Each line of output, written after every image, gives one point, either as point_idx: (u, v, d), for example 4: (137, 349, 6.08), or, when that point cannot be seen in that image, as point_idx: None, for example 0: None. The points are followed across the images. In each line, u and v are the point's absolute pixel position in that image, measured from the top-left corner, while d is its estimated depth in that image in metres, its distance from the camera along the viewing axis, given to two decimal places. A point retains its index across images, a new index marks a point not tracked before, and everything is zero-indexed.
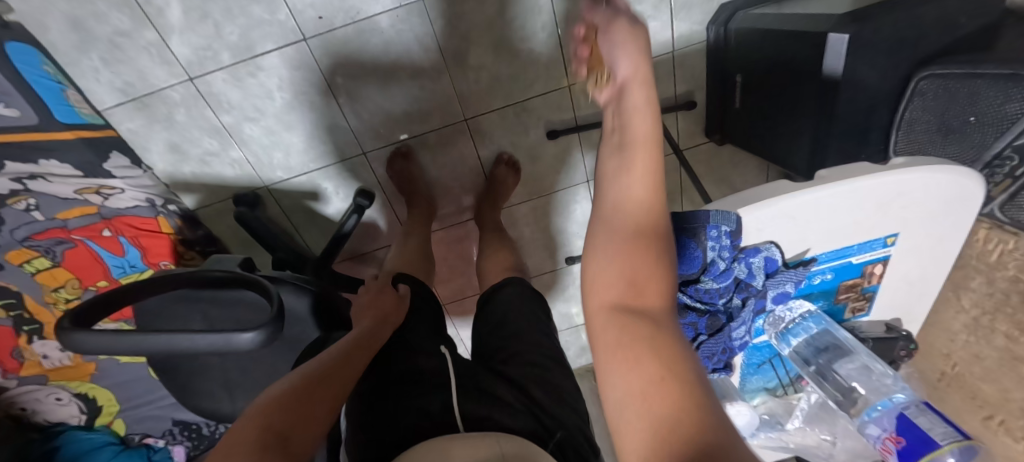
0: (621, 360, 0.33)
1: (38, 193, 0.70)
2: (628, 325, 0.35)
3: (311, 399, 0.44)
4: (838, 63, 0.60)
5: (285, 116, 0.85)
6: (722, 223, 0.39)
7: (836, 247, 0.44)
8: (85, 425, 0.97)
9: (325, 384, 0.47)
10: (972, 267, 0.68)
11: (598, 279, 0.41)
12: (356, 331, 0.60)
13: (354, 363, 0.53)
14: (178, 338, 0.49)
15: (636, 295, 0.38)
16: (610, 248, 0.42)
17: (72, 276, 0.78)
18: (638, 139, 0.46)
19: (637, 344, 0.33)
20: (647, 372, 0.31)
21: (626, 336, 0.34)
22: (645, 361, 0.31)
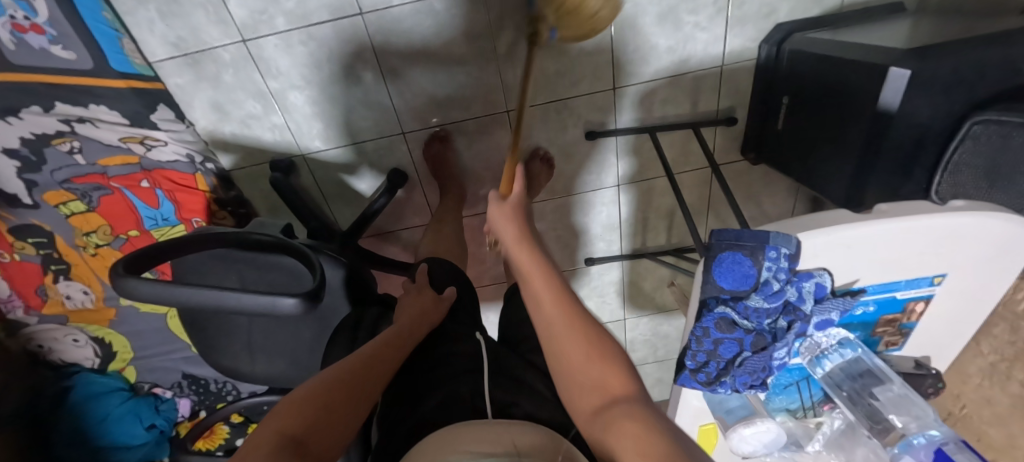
0: (618, 441, 0.37)
1: (82, 136, 0.78)
2: (612, 412, 0.40)
3: (336, 400, 0.44)
4: (894, 98, 0.61)
5: (331, 88, 0.85)
6: (782, 245, 0.40)
7: (884, 281, 0.45)
8: (96, 369, 1.11)
9: (350, 388, 0.46)
10: (997, 315, 0.70)
11: (564, 378, 0.46)
12: (394, 325, 0.59)
13: (386, 360, 0.52)
14: (232, 296, 0.51)
15: (608, 389, 0.43)
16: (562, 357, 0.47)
17: (105, 222, 0.89)
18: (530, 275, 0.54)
19: (624, 421, 0.38)
20: (642, 446, 0.35)
21: (608, 421, 0.39)
22: (641, 437, 0.36)
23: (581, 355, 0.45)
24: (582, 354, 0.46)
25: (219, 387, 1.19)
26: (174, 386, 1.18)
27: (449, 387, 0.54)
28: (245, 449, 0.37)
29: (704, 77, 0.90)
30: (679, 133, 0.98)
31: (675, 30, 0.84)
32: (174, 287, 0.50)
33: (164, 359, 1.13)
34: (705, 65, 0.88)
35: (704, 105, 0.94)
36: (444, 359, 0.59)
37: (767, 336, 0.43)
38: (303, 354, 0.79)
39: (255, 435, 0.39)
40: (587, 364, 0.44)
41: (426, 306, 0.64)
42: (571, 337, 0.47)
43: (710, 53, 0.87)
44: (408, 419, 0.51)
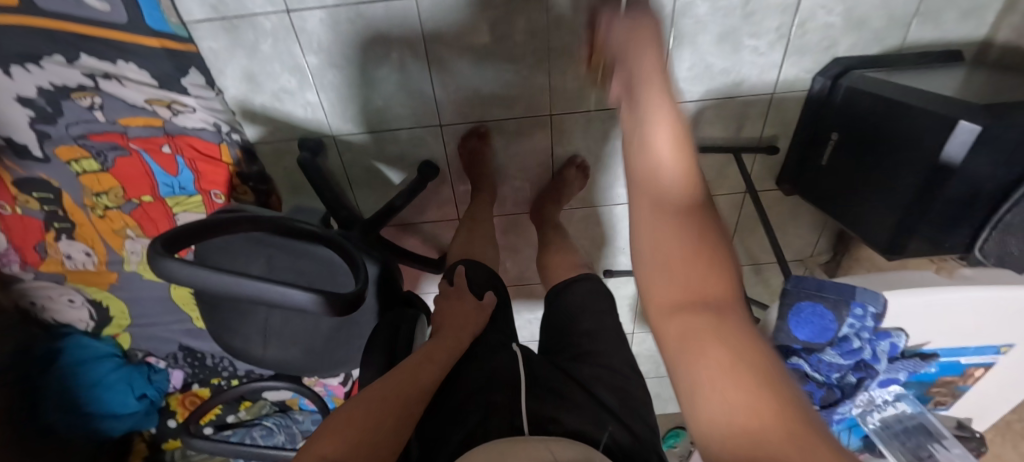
0: (695, 353, 0.37)
1: (105, 93, 0.74)
2: (696, 320, 0.39)
3: (376, 420, 0.43)
4: (958, 152, 0.60)
5: (372, 72, 0.80)
6: (870, 302, 0.40)
7: (953, 345, 0.44)
8: (90, 332, 1.08)
9: (393, 408, 0.46)
10: None
11: (653, 287, 0.46)
12: (431, 340, 0.60)
13: (423, 377, 0.52)
14: (273, 289, 0.44)
15: (704, 291, 0.41)
16: (672, 326, 0.41)
17: (118, 184, 0.85)
18: (660, 157, 0.49)
19: (717, 340, 0.36)
20: (724, 373, 0.34)
21: (708, 389, 0.34)
22: (723, 357, 0.35)
23: (696, 326, 0.39)
24: (699, 325, 0.39)
25: (215, 362, 1.16)
26: (168, 356, 1.14)
27: (486, 399, 0.52)
28: None
29: (753, 103, 0.89)
30: (719, 155, 0.97)
31: (733, 52, 0.82)
32: (209, 273, 0.43)
33: (163, 328, 1.10)
34: (756, 91, 0.87)
35: (748, 131, 0.94)
36: (480, 372, 0.57)
37: (838, 391, 0.43)
38: (319, 344, 0.76)
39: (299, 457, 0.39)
40: (699, 336, 0.38)
41: (469, 316, 0.65)
42: (694, 311, 0.40)
43: (764, 80, 0.86)
44: (453, 437, 0.48)
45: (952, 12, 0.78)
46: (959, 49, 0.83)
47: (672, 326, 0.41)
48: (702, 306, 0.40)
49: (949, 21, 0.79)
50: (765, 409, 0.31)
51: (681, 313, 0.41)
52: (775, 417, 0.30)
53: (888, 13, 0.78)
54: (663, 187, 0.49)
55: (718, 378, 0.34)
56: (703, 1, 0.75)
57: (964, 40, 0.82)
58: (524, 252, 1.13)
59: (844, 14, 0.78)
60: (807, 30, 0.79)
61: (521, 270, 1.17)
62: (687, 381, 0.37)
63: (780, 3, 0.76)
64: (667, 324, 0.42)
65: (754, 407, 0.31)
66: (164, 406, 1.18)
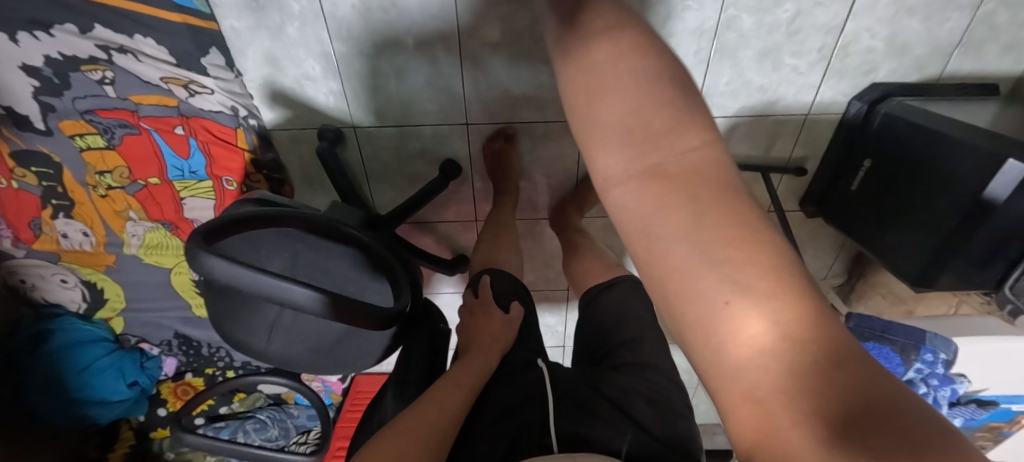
0: (714, 280, 0.24)
1: (118, 67, 0.70)
2: (694, 215, 0.25)
3: (407, 452, 0.41)
4: (1004, 190, 0.59)
5: (401, 63, 0.76)
6: (941, 350, 0.48)
7: (1008, 393, 0.53)
8: (81, 314, 1.04)
9: (425, 433, 0.44)
10: None
11: (607, 149, 0.29)
12: (458, 364, 0.58)
13: (453, 404, 0.50)
14: (305, 295, 0.42)
15: (692, 172, 0.27)
16: (647, 214, 0.27)
17: (123, 164, 0.81)
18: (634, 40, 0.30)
19: (742, 257, 0.24)
20: (758, 312, 0.23)
21: (715, 341, 0.24)
22: (764, 296, 0.23)
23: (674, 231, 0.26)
24: (685, 234, 0.25)
25: (211, 352, 1.12)
26: (163, 343, 1.10)
27: (517, 418, 0.49)
28: None
29: (786, 123, 0.88)
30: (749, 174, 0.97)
31: (772, 69, 0.80)
32: (241, 271, 0.40)
33: (160, 315, 1.06)
34: (790, 111, 0.86)
35: (777, 151, 0.93)
36: (509, 389, 0.55)
37: None
38: (329, 346, 0.70)
39: None
40: (687, 255, 0.25)
41: (494, 328, 0.63)
42: (668, 196, 0.26)
43: (800, 101, 0.85)
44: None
45: (994, 45, 0.77)
46: (996, 82, 0.82)
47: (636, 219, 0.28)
48: (691, 184, 0.26)
49: (990, 54, 0.79)
50: (784, 369, 0.22)
51: (648, 187, 0.27)
52: (812, 393, 0.21)
53: (931, 42, 0.77)
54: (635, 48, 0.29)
55: (733, 324, 0.24)
56: (749, 16, 0.73)
57: (1002, 75, 0.82)
58: (539, 258, 1.11)
59: (888, 39, 0.77)
60: (849, 52, 0.78)
61: (535, 276, 1.15)
62: (693, 332, 0.25)
63: (826, 24, 0.74)
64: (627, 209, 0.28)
65: (777, 372, 0.22)
66: (155, 394, 1.14)
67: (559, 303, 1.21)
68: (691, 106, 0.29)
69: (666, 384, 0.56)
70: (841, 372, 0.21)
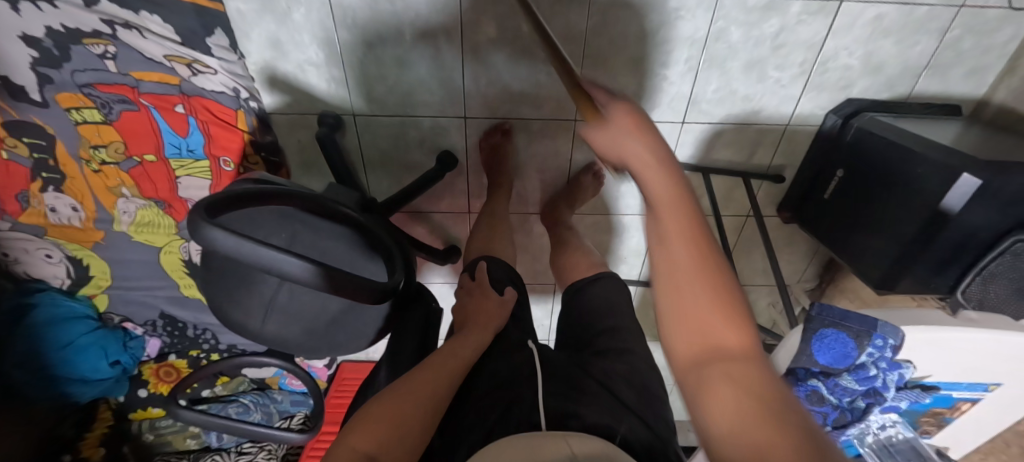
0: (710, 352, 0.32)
1: (121, 42, 0.70)
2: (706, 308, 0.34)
3: (403, 413, 0.46)
4: (959, 202, 0.64)
5: (404, 55, 0.78)
6: (891, 335, 0.43)
7: (951, 380, 0.48)
8: (65, 291, 1.03)
9: (423, 398, 0.49)
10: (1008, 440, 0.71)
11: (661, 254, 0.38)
12: (451, 340, 0.62)
13: (447, 373, 0.54)
14: (305, 269, 0.44)
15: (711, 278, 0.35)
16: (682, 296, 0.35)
17: (120, 139, 0.82)
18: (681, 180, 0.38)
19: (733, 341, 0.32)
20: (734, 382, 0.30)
21: (708, 382, 0.31)
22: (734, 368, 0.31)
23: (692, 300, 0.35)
24: (695, 319, 0.34)
25: (197, 334, 1.12)
26: (148, 323, 1.10)
27: (506, 394, 0.52)
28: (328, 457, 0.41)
29: (767, 132, 0.93)
30: (730, 178, 1.02)
31: (757, 80, 0.85)
32: (245, 243, 0.42)
33: (146, 293, 1.06)
34: (772, 121, 0.91)
35: (758, 158, 0.98)
36: (500, 369, 0.57)
37: (849, 415, 0.47)
38: (323, 326, 0.71)
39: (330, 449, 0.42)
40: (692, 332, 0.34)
41: (488, 308, 0.67)
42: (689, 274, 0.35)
43: (780, 112, 0.90)
44: (473, 435, 0.48)
45: (959, 68, 0.83)
46: (959, 103, 0.89)
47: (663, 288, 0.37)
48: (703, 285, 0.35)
49: (955, 76, 0.85)
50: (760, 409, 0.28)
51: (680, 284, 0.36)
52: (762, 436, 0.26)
53: (902, 62, 0.83)
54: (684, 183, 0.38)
55: (723, 373, 0.31)
56: (737, 28, 0.77)
57: (965, 96, 0.88)
58: (528, 252, 1.14)
59: (864, 58, 0.82)
60: (827, 69, 0.83)
61: (524, 270, 1.18)
62: (695, 375, 0.33)
63: (807, 40, 0.79)
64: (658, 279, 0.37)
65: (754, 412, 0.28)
66: (137, 374, 1.13)
67: (546, 297, 1.25)
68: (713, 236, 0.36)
69: (647, 369, 0.60)
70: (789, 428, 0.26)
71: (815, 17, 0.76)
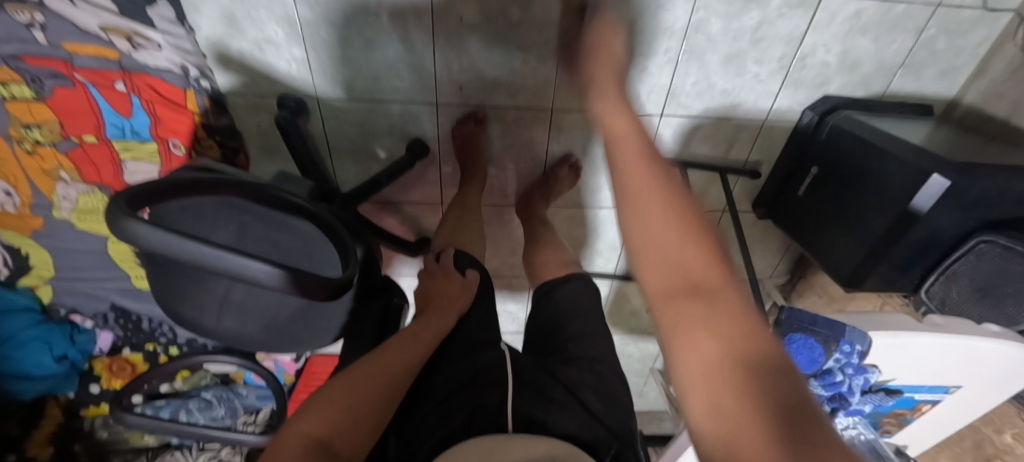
0: (687, 306, 0.32)
1: (49, 10, 0.63)
2: (684, 280, 0.34)
3: (357, 403, 0.43)
4: (926, 203, 0.65)
5: (371, 35, 0.73)
6: (857, 342, 0.41)
7: (915, 382, 0.48)
8: (5, 282, 0.96)
9: (384, 384, 0.46)
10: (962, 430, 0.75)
11: (630, 233, 0.38)
12: (414, 321, 0.60)
13: (410, 357, 0.52)
14: (243, 264, 0.40)
15: (691, 236, 0.36)
16: (667, 244, 0.36)
17: (54, 119, 0.75)
18: (637, 163, 0.42)
19: (705, 300, 0.32)
20: (715, 336, 0.29)
21: (682, 330, 0.31)
22: (711, 324, 0.30)
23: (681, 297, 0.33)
24: (665, 270, 0.35)
25: (153, 327, 1.06)
26: (97, 316, 1.03)
27: (469, 395, 0.50)
28: (271, 454, 0.37)
29: (744, 128, 0.93)
30: (707, 173, 1.01)
31: (736, 74, 0.83)
32: (172, 240, 0.37)
33: (94, 285, 0.99)
34: (750, 116, 0.90)
35: (735, 153, 0.97)
36: (462, 368, 0.56)
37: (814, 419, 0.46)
38: (281, 323, 0.67)
39: (276, 442, 0.38)
40: (665, 282, 0.35)
41: (452, 295, 0.65)
42: (656, 216, 0.37)
43: (758, 107, 0.89)
44: (428, 441, 0.46)
45: (933, 68, 0.84)
46: (931, 103, 0.90)
47: (632, 235, 0.38)
48: (691, 252, 0.35)
49: (928, 77, 0.85)
50: (738, 374, 0.27)
51: (667, 255, 0.35)
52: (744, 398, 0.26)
53: (879, 61, 0.82)
54: (648, 171, 0.41)
55: (699, 317, 0.31)
56: (718, 20, 0.75)
57: (936, 96, 0.89)
58: (503, 245, 1.11)
59: (841, 55, 0.81)
60: (806, 64, 0.82)
61: (498, 263, 1.15)
62: (666, 318, 0.33)
63: (787, 35, 0.78)
64: (643, 268, 0.37)
65: (732, 370, 0.27)
66: (87, 369, 1.07)
67: (522, 290, 1.23)
68: (676, 201, 0.38)
69: (613, 378, 0.59)
70: (773, 393, 0.25)
71: (796, 11, 0.75)
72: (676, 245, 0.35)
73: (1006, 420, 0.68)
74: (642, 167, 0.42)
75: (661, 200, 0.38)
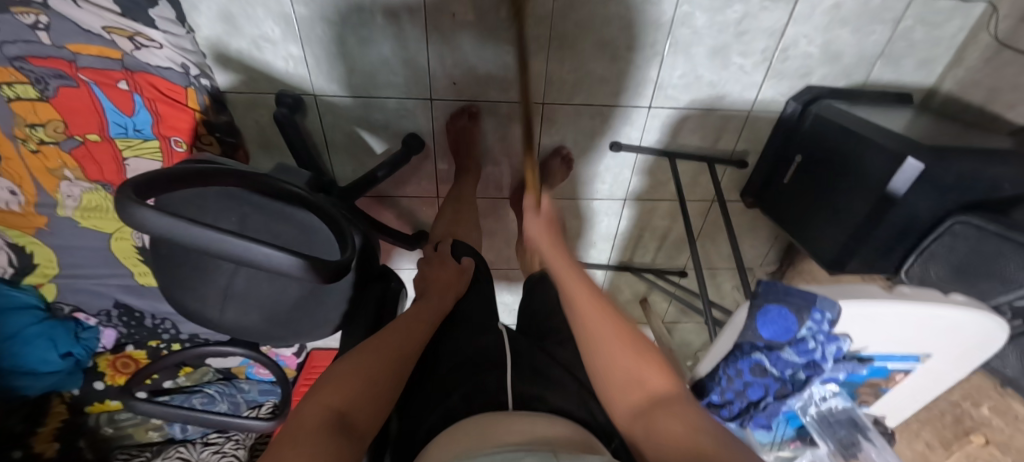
0: (659, 413, 0.42)
1: (53, 12, 0.65)
2: (646, 399, 0.44)
3: (370, 379, 0.45)
4: (903, 187, 0.68)
5: (366, 32, 0.76)
6: (827, 309, 0.44)
7: (886, 351, 0.50)
8: (10, 281, 0.98)
9: (390, 359, 0.48)
10: (941, 405, 0.78)
11: (598, 370, 0.50)
12: (417, 303, 0.62)
13: (415, 339, 0.54)
14: (246, 248, 0.42)
15: (642, 361, 0.48)
16: (628, 370, 0.47)
17: (58, 118, 0.77)
18: (590, 301, 0.56)
19: (665, 407, 0.42)
20: (680, 431, 0.38)
21: (659, 433, 0.39)
22: (676, 423, 0.39)
23: (649, 411, 0.42)
24: (634, 390, 0.45)
25: (155, 324, 1.08)
26: (101, 314, 1.05)
27: (470, 375, 0.52)
28: (295, 421, 0.39)
29: (731, 118, 0.95)
30: (696, 163, 1.04)
31: (721, 66, 0.86)
32: (178, 224, 0.40)
33: (98, 282, 1.01)
34: (735, 107, 0.93)
35: (723, 143, 1.00)
36: (461, 349, 0.58)
37: (790, 386, 0.49)
38: (284, 312, 0.68)
39: (297, 412, 0.40)
40: (634, 401, 0.44)
41: (450, 280, 0.67)
42: (616, 347, 0.50)
43: (743, 97, 0.91)
44: (432, 415, 0.48)
45: (911, 58, 0.87)
46: (911, 91, 0.92)
47: (602, 367, 0.50)
48: (643, 376, 0.46)
49: (907, 66, 0.88)
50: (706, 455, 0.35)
51: (631, 381, 0.47)
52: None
53: (859, 51, 0.85)
54: (599, 312, 0.54)
55: (668, 421, 0.40)
56: (703, 14, 0.78)
57: (916, 85, 0.92)
58: (499, 237, 1.14)
59: (822, 46, 0.84)
60: (788, 55, 0.85)
61: (494, 255, 1.18)
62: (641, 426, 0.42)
63: (769, 27, 0.80)
64: (613, 393, 0.47)
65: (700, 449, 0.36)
66: (91, 366, 1.08)
67: (518, 282, 1.25)
68: (629, 335, 0.51)
69: None
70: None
71: (777, 4, 0.77)
72: (637, 369, 0.47)
73: (982, 393, 0.71)
74: (594, 305, 0.55)
75: (615, 332, 0.51)
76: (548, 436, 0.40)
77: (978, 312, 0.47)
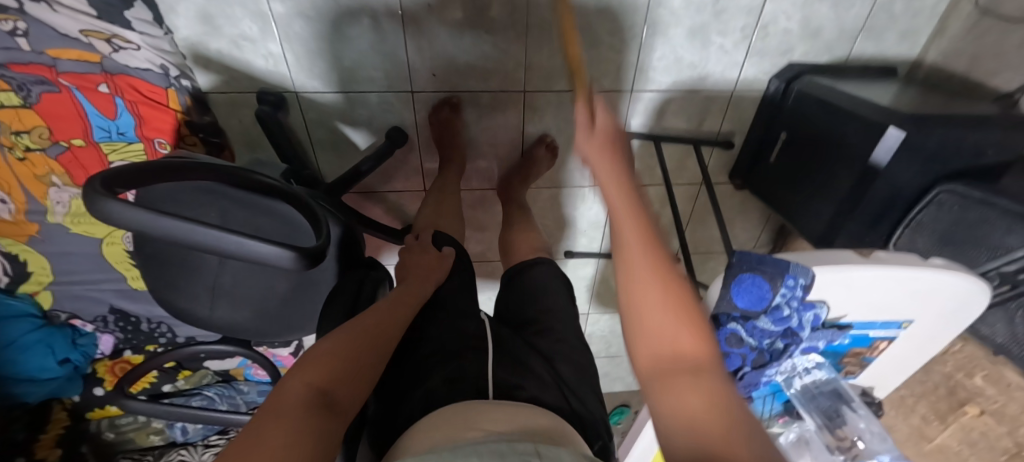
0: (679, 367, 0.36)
1: (31, 17, 0.66)
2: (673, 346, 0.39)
3: (353, 357, 0.45)
4: (885, 156, 0.66)
5: (342, 27, 0.76)
6: (800, 275, 0.44)
7: (867, 319, 0.50)
8: (5, 289, 0.99)
9: (369, 340, 0.49)
10: (935, 378, 0.77)
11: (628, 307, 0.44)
12: (400, 287, 0.62)
13: (396, 325, 0.54)
14: (219, 238, 0.42)
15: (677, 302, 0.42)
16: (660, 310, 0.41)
17: (43, 124, 0.78)
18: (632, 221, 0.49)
19: (681, 362, 0.37)
20: (697, 389, 0.34)
21: (674, 385, 0.35)
22: (695, 379, 0.35)
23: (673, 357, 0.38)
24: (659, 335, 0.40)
25: (152, 328, 1.08)
26: (97, 320, 1.05)
27: (450, 357, 0.53)
28: (276, 395, 0.39)
29: (714, 99, 0.95)
30: (682, 147, 1.04)
31: (701, 47, 0.86)
32: (146, 215, 0.40)
33: (92, 288, 1.02)
34: (718, 87, 0.93)
35: (708, 125, 0.99)
36: (442, 334, 0.58)
37: (767, 355, 0.50)
38: (270, 306, 0.69)
39: (280, 387, 0.40)
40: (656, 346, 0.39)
41: (430, 263, 0.69)
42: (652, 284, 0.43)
43: (725, 77, 0.91)
44: (414, 393, 0.49)
45: (892, 31, 0.86)
46: (895, 65, 0.92)
47: (633, 305, 0.44)
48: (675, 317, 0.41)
49: (890, 39, 0.88)
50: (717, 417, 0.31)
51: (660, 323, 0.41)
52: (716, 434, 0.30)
53: (840, 26, 0.85)
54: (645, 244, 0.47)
55: (687, 378, 0.35)
56: None
57: (900, 58, 0.91)
58: (489, 229, 1.14)
59: (802, 22, 0.83)
60: (769, 33, 0.85)
61: (485, 247, 1.18)
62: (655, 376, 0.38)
63: (748, 4, 0.80)
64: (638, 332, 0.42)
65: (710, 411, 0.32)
66: (90, 372, 1.09)
67: None
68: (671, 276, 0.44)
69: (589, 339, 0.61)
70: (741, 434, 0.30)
71: None
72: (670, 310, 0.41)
73: (975, 364, 0.70)
74: (641, 232, 0.48)
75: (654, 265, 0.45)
76: (527, 429, 0.38)
77: (960, 274, 0.47)
